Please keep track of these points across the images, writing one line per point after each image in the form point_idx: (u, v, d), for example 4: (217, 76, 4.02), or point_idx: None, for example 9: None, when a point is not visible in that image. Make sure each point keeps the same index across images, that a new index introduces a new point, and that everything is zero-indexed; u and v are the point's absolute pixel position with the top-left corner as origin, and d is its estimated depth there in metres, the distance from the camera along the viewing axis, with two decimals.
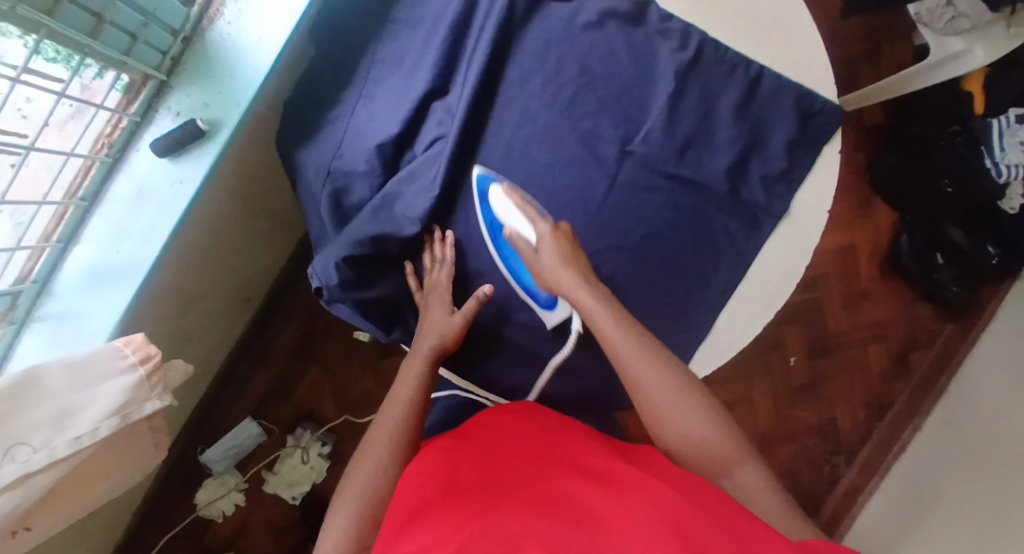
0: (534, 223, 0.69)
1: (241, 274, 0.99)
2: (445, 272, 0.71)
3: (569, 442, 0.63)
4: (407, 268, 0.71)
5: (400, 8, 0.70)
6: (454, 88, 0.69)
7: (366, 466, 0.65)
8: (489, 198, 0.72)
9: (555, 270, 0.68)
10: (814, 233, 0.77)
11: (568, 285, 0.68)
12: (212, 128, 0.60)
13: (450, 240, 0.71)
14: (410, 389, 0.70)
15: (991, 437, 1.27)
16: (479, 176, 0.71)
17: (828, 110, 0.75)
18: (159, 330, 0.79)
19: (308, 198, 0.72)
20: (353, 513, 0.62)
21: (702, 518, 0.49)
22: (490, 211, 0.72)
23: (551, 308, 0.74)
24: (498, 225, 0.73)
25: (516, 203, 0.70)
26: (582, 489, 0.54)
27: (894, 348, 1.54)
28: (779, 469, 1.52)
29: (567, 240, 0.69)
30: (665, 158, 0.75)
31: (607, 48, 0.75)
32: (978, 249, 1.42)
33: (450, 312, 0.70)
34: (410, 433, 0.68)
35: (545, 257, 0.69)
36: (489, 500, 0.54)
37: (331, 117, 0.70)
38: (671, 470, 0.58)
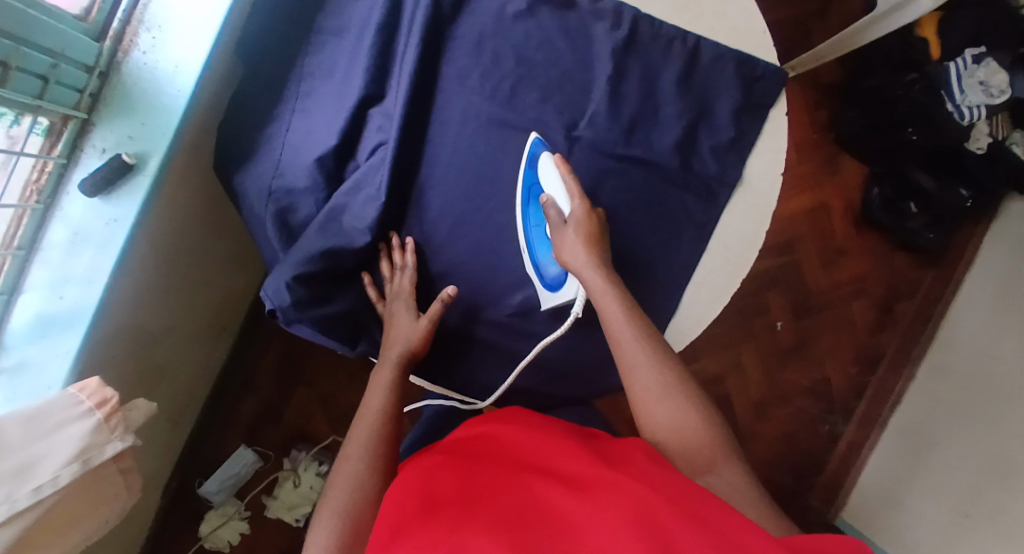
0: (572, 197, 0.69)
1: (209, 304, 0.98)
2: (408, 278, 0.69)
3: (547, 445, 0.64)
4: (365, 280, 0.70)
5: (324, 17, 0.69)
6: (390, 93, 0.68)
7: (343, 481, 0.64)
8: (539, 162, 0.71)
9: (572, 248, 0.68)
10: (769, 198, 0.78)
11: (581, 264, 0.68)
12: (139, 162, 0.60)
13: (410, 244, 0.69)
14: (381, 400, 0.69)
15: (981, 379, 1.28)
16: (534, 141, 0.71)
17: (770, 74, 0.76)
18: (124, 369, 0.78)
19: (251, 220, 0.70)
20: (333, 530, 0.60)
21: (678, 515, 0.50)
22: (532, 174, 0.71)
23: (555, 289, 0.72)
24: (535, 190, 0.72)
25: (563, 173, 0.69)
26: (562, 502, 0.55)
27: (878, 301, 1.56)
28: (778, 433, 1.52)
29: (596, 223, 0.68)
30: (613, 140, 0.74)
31: (542, 34, 0.73)
32: (948, 192, 1.42)
33: (415, 317, 0.69)
34: (385, 444, 0.67)
35: (568, 231, 0.68)
36: (468, 516, 0.55)
37: (267, 135, 0.68)
38: (646, 464, 0.59)
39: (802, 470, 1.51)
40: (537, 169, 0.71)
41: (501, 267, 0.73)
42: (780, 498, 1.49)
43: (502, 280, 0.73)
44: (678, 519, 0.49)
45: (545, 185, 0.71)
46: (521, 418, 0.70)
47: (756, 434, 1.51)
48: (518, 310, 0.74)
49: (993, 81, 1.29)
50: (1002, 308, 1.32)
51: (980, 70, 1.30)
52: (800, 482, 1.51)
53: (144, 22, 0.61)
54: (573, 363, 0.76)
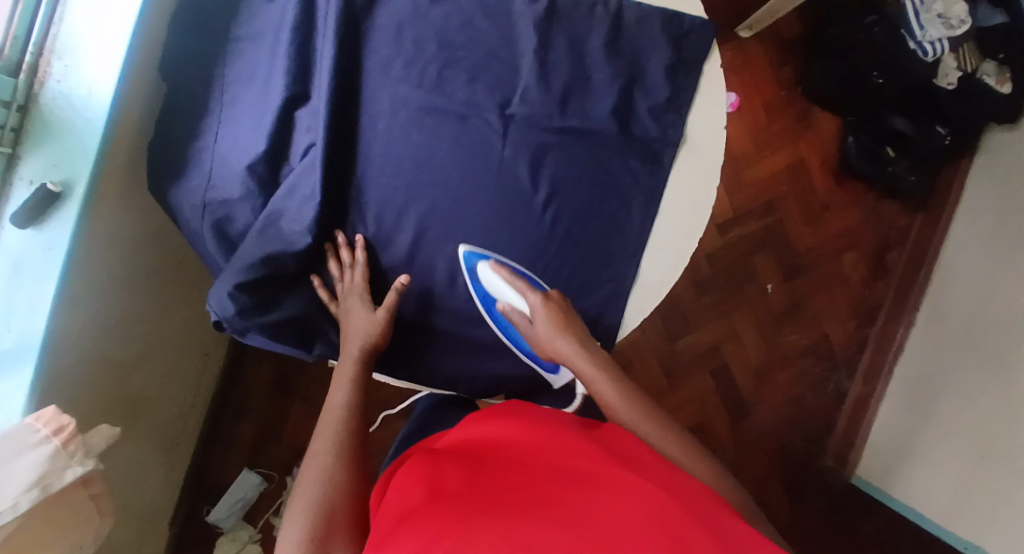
0: (525, 296, 0.71)
1: (184, 330, 0.98)
2: (359, 274, 0.69)
3: (552, 442, 0.63)
4: (315, 283, 0.69)
5: (238, 24, 0.69)
6: (315, 92, 0.68)
7: (311, 475, 0.61)
8: (478, 273, 0.72)
9: (549, 342, 0.71)
10: (715, 153, 0.77)
11: (565, 355, 0.71)
12: (66, 189, 0.61)
13: (357, 241, 0.70)
14: (344, 396, 0.67)
15: (981, 318, 1.26)
16: (466, 255, 0.71)
17: (698, 28, 0.75)
18: (96, 402, 0.78)
19: (190, 235, 0.70)
20: (303, 522, 0.58)
21: (693, 523, 0.49)
22: (481, 287, 0.72)
23: (556, 371, 0.77)
24: (491, 299, 0.73)
25: (507, 278, 0.71)
26: (575, 492, 0.53)
27: (868, 252, 1.53)
28: (783, 398, 1.49)
29: (557, 309, 0.71)
30: (548, 113, 0.73)
31: (462, 16, 0.72)
32: (927, 133, 1.40)
33: (371, 310, 0.69)
34: (351, 437, 0.65)
35: (540, 327, 0.71)
36: (480, 505, 0.53)
37: (195, 149, 0.68)
38: (655, 470, 0.58)
39: (812, 432, 1.49)
40: (480, 280, 0.72)
41: (449, 257, 0.73)
42: (792, 461, 1.47)
43: (452, 266, 0.73)
44: (693, 527, 0.49)
45: (494, 293, 0.72)
46: (526, 416, 0.69)
47: (760, 400, 1.49)
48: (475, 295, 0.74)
49: (952, 12, 1.25)
50: (994, 245, 1.30)
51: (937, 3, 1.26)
52: (810, 444, 1.48)
53: (55, 51, 0.61)
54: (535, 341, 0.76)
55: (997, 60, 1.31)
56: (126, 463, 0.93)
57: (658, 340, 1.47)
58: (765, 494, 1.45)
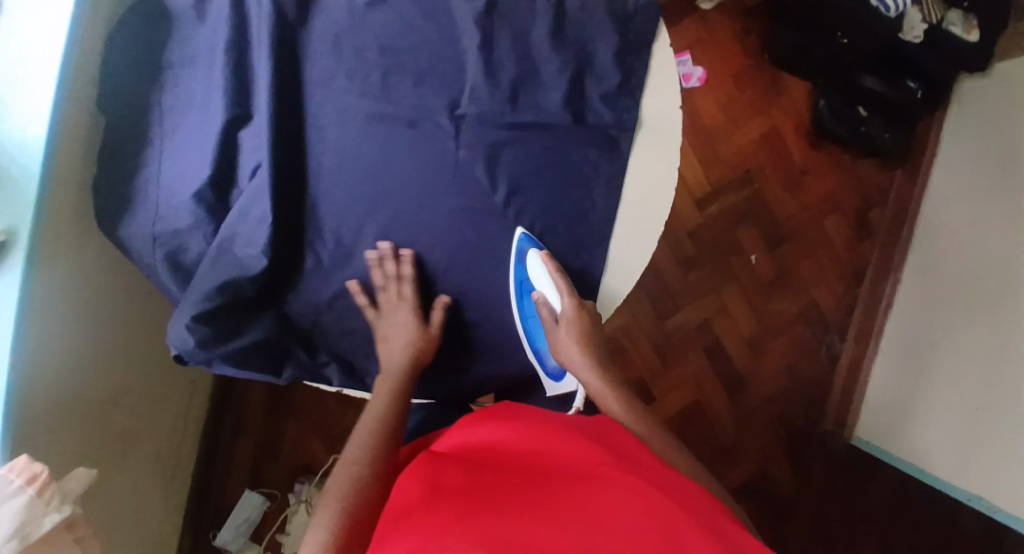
0: (562, 296, 0.71)
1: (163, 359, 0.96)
2: (408, 287, 0.69)
3: (552, 442, 0.62)
4: (354, 286, 0.69)
5: (171, 50, 0.67)
6: (256, 112, 0.66)
7: (343, 475, 0.61)
8: (527, 259, 0.72)
9: (565, 348, 0.71)
10: (674, 135, 0.75)
11: (575, 363, 0.71)
12: (11, 238, 0.60)
13: (407, 256, 0.70)
14: (381, 408, 0.67)
15: (969, 269, 1.25)
16: (521, 237, 0.72)
17: (643, 9, 0.73)
18: (80, 444, 0.77)
19: (145, 269, 0.69)
20: (327, 523, 0.57)
21: (689, 517, 0.49)
22: (523, 271, 0.72)
23: (558, 378, 0.76)
24: (526, 285, 0.73)
25: (551, 271, 0.71)
26: (572, 489, 0.53)
27: (853, 213, 1.49)
28: (777, 368, 1.46)
29: (588, 318, 0.71)
30: (499, 110, 0.72)
31: (401, 19, 0.71)
32: (899, 89, 1.38)
33: (421, 325, 0.70)
34: (390, 440, 0.65)
35: (563, 333, 0.71)
36: (478, 504, 0.53)
37: (140, 182, 0.67)
38: (652, 470, 0.58)
39: (814, 398, 1.46)
40: (525, 266, 0.72)
41: (413, 264, 0.72)
42: (795, 429, 1.45)
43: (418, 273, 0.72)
44: (690, 521, 0.49)
45: (534, 282, 0.72)
46: (521, 416, 0.68)
47: (755, 370, 1.45)
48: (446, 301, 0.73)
49: None
50: (978, 194, 1.28)
51: None
52: (811, 411, 1.46)
53: None
54: (509, 342, 0.75)
55: (961, 9, 1.30)
56: (125, 497, 0.91)
57: (648, 321, 1.43)
58: (772, 464, 1.44)
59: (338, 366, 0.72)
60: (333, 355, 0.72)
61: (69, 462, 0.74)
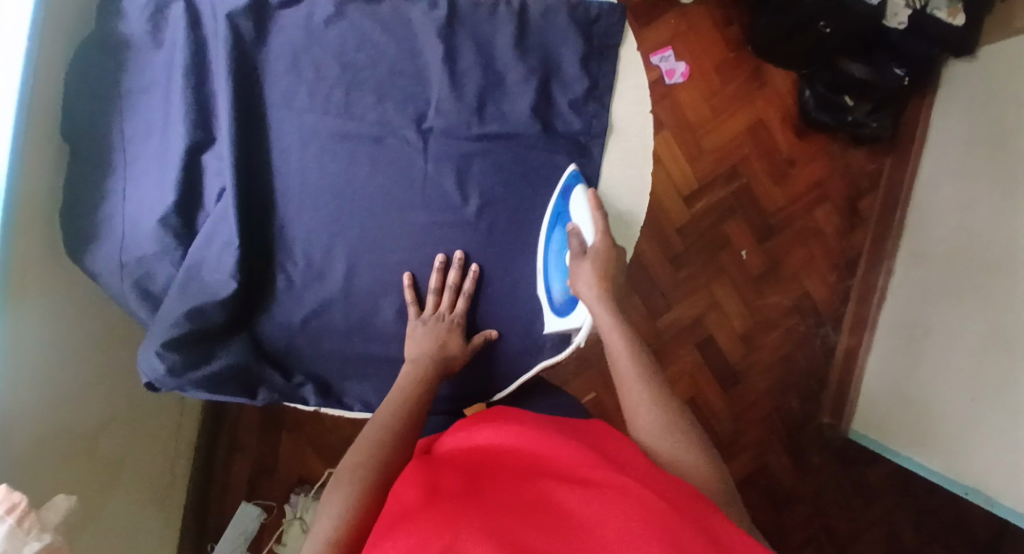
0: (598, 231, 0.70)
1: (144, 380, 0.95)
2: (461, 304, 0.71)
3: (551, 445, 0.61)
4: (407, 280, 0.71)
5: (129, 77, 0.67)
6: (218, 135, 0.66)
7: (363, 449, 0.62)
8: (572, 193, 0.72)
9: (587, 281, 0.68)
10: (644, 138, 0.75)
11: (591, 299, 0.68)
12: None
13: (473, 271, 0.71)
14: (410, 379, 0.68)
15: (960, 255, 1.23)
16: (570, 174, 0.72)
17: (606, 13, 0.73)
18: (63, 473, 0.76)
19: (115, 298, 0.69)
20: (337, 513, 0.56)
21: (681, 520, 0.47)
22: (564, 202, 0.72)
23: (562, 313, 0.72)
24: (564, 217, 0.72)
25: (593, 206, 0.69)
26: (567, 494, 0.51)
27: (841, 203, 1.48)
28: (772, 361, 1.45)
29: (615, 262, 0.69)
30: (465, 121, 0.71)
31: (359, 34, 0.70)
32: (883, 73, 1.34)
33: (462, 343, 0.71)
34: (412, 418, 0.65)
35: (586, 266, 0.69)
36: (469, 506, 0.51)
37: (105, 210, 0.67)
38: (650, 471, 0.55)
39: (811, 390, 1.45)
40: (569, 199, 0.72)
41: (384, 278, 0.71)
42: (792, 423, 1.44)
43: (391, 289, 0.72)
44: (683, 524, 0.46)
45: (574, 213, 0.72)
46: (522, 420, 0.67)
47: (750, 365, 1.44)
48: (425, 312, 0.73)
49: None
50: (967, 177, 1.27)
51: None
52: (808, 403, 1.45)
53: None
54: (486, 354, 0.75)
55: None
56: (115, 518, 0.92)
57: (641, 321, 1.41)
58: (770, 458, 1.43)
59: (314, 386, 0.72)
60: (309, 376, 0.72)
61: (53, 491, 0.74)
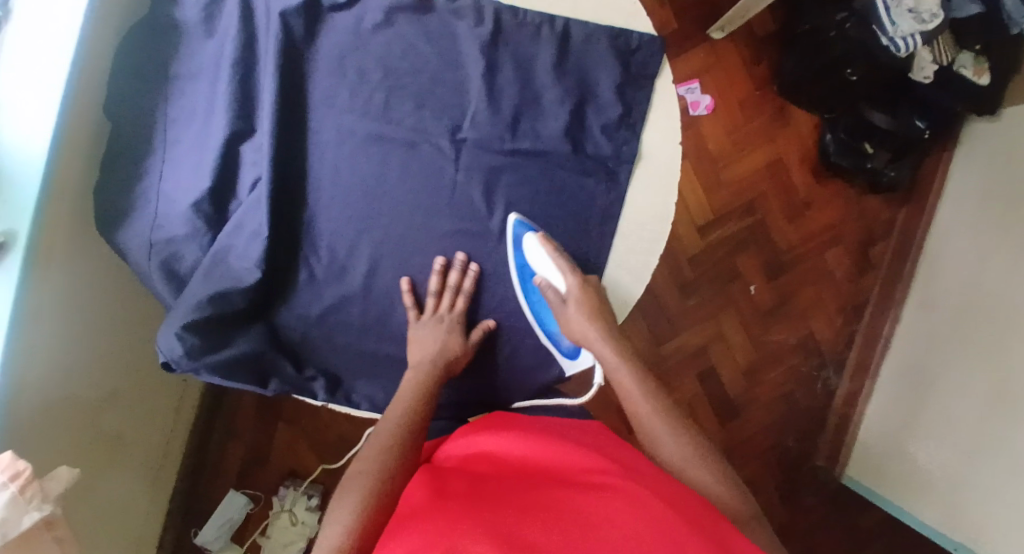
0: (563, 276, 0.72)
1: (149, 354, 0.94)
2: (460, 302, 0.71)
3: (556, 453, 0.62)
4: (405, 285, 0.71)
5: (176, 61, 0.69)
6: (259, 127, 0.67)
7: (373, 458, 0.65)
8: (523, 244, 0.72)
9: (578, 324, 0.73)
10: (671, 169, 0.76)
11: (591, 338, 0.74)
12: (9, 240, 0.60)
13: (472, 270, 0.72)
14: (416, 383, 0.70)
15: (970, 309, 1.23)
16: (516, 225, 0.72)
17: (646, 43, 0.74)
18: (65, 442, 0.77)
19: (140, 275, 0.70)
20: (345, 521, 0.60)
21: (685, 524, 0.48)
22: (521, 257, 0.73)
23: (573, 356, 0.76)
24: (527, 271, 0.73)
25: (550, 253, 0.72)
26: (575, 496, 0.53)
27: (853, 248, 1.49)
28: (772, 398, 1.46)
29: (594, 294, 0.73)
30: (499, 135, 0.72)
31: (404, 42, 0.71)
32: (906, 125, 1.35)
33: (462, 340, 0.72)
34: (416, 425, 0.67)
35: (571, 310, 0.73)
36: (478, 506, 0.53)
37: (140, 189, 0.68)
38: (653, 478, 0.57)
39: (808, 431, 1.46)
40: (523, 251, 0.73)
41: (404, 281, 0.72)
42: (786, 461, 1.44)
43: (412, 292, 0.73)
44: (687, 528, 0.48)
45: (534, 265, 0.73)
46: (526, 426, 0.69)
47: (749, 401, 1.45)
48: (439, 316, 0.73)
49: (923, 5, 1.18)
50: (981, 234, 1.28)
51: None
52: (804, 444, 1.45)
53: None
54: (496, 365, 0.75)
55: (973, 51, 1.24)
56: (107, 496, 0.92)
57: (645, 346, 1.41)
58: (761, 495, 1.43)
59: (325, 380, 0.72)
60: (320, 370, 0.73)
61: (53, 460, 0.75)
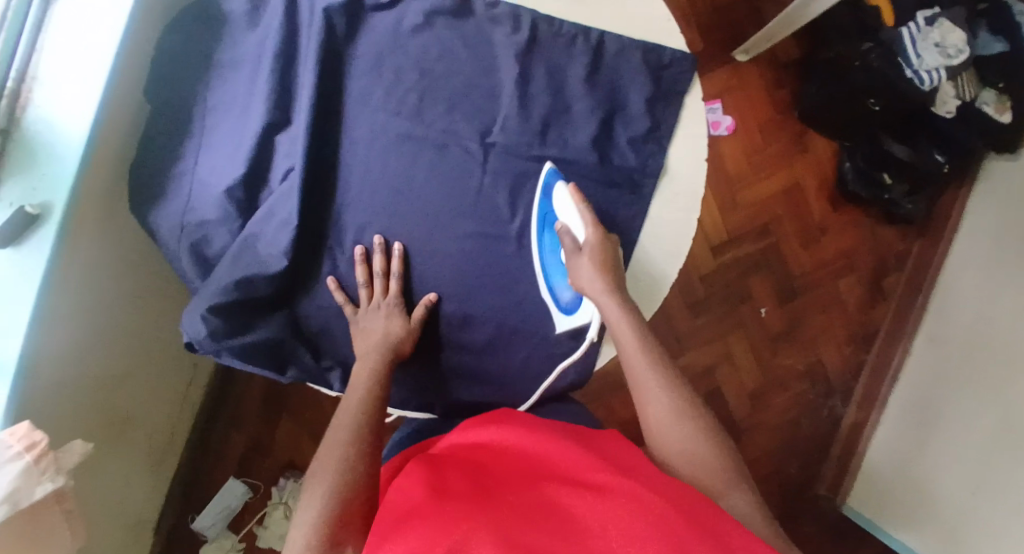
0: (586, 225, 0.69)
1: (165, 337, 0.95)
2: (392, 284, 0.71)
3: (551, 446, 0.62)
4: (330, 284, 0.71)
5: (220, 50, 0.71)
6: (295, 119, 0.69)
7: (333, 453, 0.64)
8: (553, 191, 0.72)
9: (588, 276, 0.68)
10: (694, 185, 0.77)
11: (597, 292, 0.68)
12: (44, 213, 0.62)
13: (397, 252, 0.71)
14: (368, 375, 0.69)
15: (981, 345, 1.23)
16: (547, 172, 0.72)
17: (677, 60, 0.75)
18: (75, 418, 0.78)
19: (169, 256, 0.72)
20: (311, 520, 0.60)
21: (682, 523, 0.48)
22: (547, 202, 0.73)
23: (570, 312, 0.73)
24: (550, 216, 0.73)
25: (577, 202, 0.69)
26: (572, 500, 0.53)
27: (866, 277, 1.49)
28: (776, 423, 1.45)
29: (610, 251, 0.69)
30: (527, 142, 0.73)
31: (441, 46, 0.73)
32: (923, 157, 1.34)
33: (402, 323, 0.71)
34: (370, 417, 0.67)
35: (584, 261, 0.69)
36: (476, 506, 0.53)
37: (176, 171, 0.70)
38: (654, 476, 0.56)
39: (810, 457, 1.45)
40: (551, 198, 0.72)
41: (426, 279, 0.73)
42: (787, 487, 1.44)
43: (432, 290, 0.73)
44: (686, 527, 0.48)
45: (559, 213, 0.72)
46: (522, 421, 0.69)
47: (754, 423, 1.44)
48: (457, 316, 0.74)
49: (949, 41, 1.19)
50: (994, 271, 1.27)
51: (933, 31, 1.20)
52: (806, 470, 1.45)
53: (36, 78, 0.62)
54: (511, 368, 0.76)
55: (997, 89, 1.26)
56: (110, 475, 0.92)
57: None
58: None
59: (342, 371, 0.74)
60: (339, 361, 0.74)
61: (62, 433, 0.75)
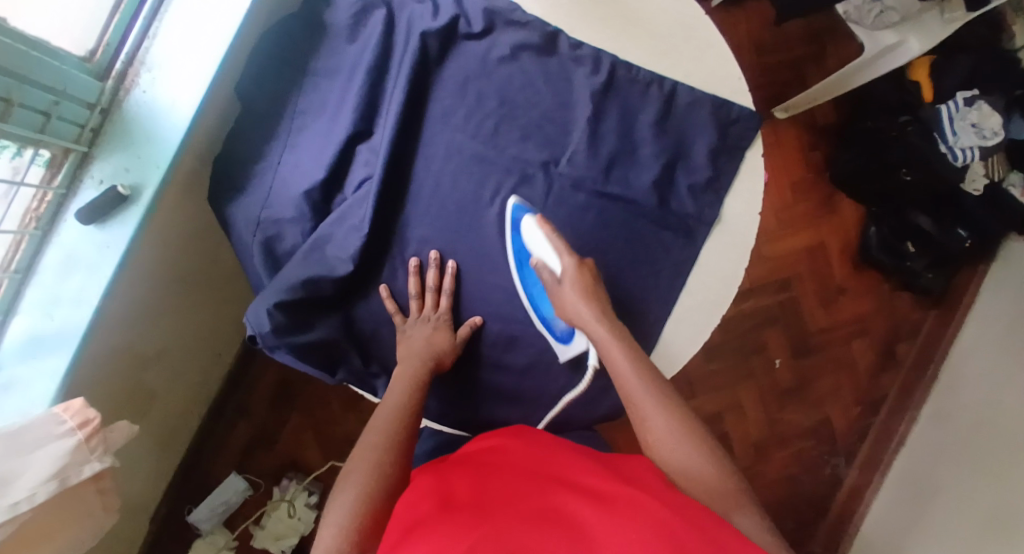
0: (560, 255, 0.71)
1: (196, 322, 0.94)
2: (444, 299, 0.73)
3: (560, 456, 0.64)
4: (383, 292, 0.73)
5: (318, 59, 0.75)
6: (377, 131, 0.73)
7: (364, 455, 0.64)
8: (521, 226, 0.73)
9: (574, 305, 0.70)
10: (745, 237, 0.78)
11: (585, 320, 0.69)
12: (133, 193, 0.65)
13: (451, 269, 0.73)
14: (407, 381, 0.70)
15: (987, 425, 1.23)
16: (514, 207, 0.72)
17: (745, 118, 0.78)
18: (101, 397, 0.76)
19: (240, 249, 0.74)
20: (338, 522, 0.59)
21: (683, 528, 0.49)
22: (520, 240, 0.73)
23: (567, 341, 0.74)
24: (525, 253, 0.74)
25: (547, 233, 0.71)
26: (579, 505, 0.54)
27: (879, 341, 1.51)
28: (779, 476, 1.45)
29: (589, 275, 0.71)
30: (593, 176, 0.76)
31: (523, 79, 0.76)
32: (947, 233, 1.37)
33: (449, 339, 0.72)
34: (405, 419, 0.67)
35: (567, 291, 0.70)
36: (484, 515, 0.54)
37: (258, 166, 0.73)
38: (657, 488, 0.58)
39: (808, 518, 1.44)
40: (522, 235, 0.73)
41: (479, 298, 0.75)
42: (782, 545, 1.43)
43: (484, 309, 0.75)
44: (686, 531, 0.49)
45: (532, 248, 0.73)
46: (543, 439, 0.69)
47: (757, 476, 1.44)
48: (503, 335, 0.75)
49: (986, 123, 1.23)
50: (1005, 352, 1.28)
51: (972, 113, 1.24)
52: (803, 529, 1.44)
53: (145, 63, 0.66)
54: (550, 395, 0.76)
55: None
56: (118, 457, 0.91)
57: None
58: None
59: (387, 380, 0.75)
60: (384, 368, 0.75)
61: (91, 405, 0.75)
